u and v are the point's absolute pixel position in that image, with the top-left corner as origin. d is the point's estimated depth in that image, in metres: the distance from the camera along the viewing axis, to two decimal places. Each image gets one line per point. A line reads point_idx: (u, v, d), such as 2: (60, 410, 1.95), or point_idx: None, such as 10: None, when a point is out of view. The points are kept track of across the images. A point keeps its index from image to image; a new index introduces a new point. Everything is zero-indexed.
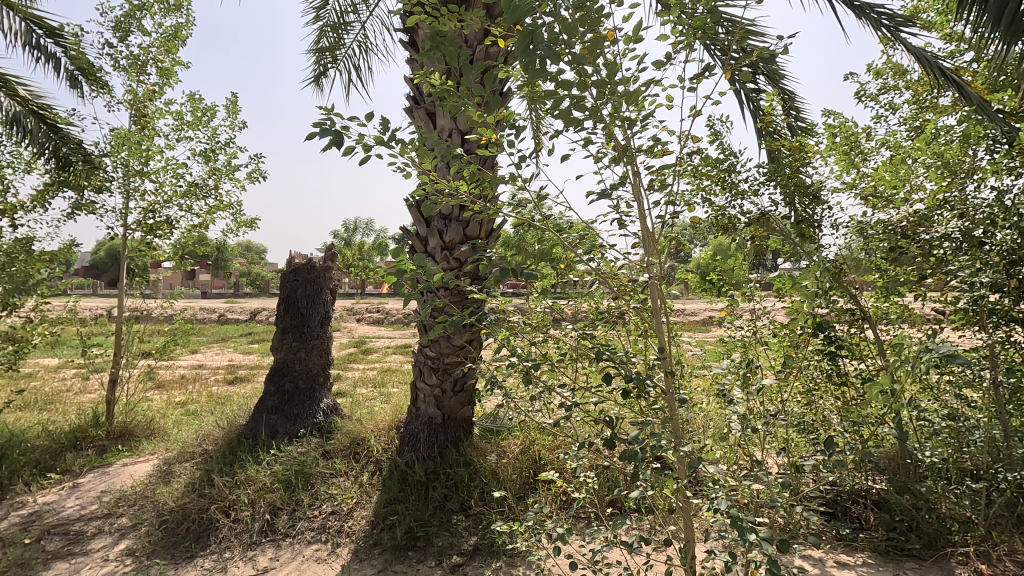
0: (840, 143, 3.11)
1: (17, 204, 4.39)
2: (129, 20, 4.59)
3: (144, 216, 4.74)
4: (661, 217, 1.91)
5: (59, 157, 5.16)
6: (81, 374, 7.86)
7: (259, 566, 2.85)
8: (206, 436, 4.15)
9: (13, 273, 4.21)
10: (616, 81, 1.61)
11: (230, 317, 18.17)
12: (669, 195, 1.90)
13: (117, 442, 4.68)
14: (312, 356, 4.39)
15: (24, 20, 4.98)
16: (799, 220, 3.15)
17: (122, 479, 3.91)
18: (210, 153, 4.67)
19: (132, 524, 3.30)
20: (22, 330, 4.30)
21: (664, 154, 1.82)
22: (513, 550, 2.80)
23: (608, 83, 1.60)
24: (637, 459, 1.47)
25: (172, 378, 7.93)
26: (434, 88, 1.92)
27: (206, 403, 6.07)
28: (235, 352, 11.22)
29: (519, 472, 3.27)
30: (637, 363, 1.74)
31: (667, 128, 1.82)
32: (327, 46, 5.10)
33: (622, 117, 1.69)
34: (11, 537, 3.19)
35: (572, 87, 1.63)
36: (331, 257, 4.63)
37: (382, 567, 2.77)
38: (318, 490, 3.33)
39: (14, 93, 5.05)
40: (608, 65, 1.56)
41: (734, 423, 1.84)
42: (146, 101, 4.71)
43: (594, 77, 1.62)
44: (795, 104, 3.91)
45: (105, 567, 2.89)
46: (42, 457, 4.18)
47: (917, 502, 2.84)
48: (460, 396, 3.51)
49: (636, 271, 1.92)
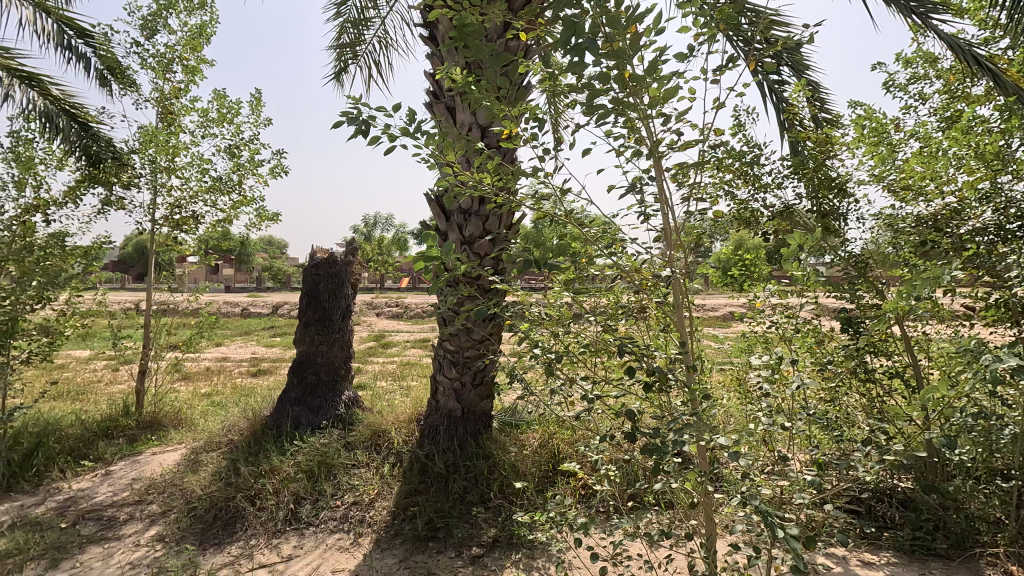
0: (868, 134, 3.03)
1: (49, 200, 4.48)
2: (155, 19, 4.66)
3: (169, 212, 4.81)
4: (686, 210, 1.88)
5: (89, 154, 5.26)
6: (111, 365, 8.11)
7: (284, 553, 2.89)
8: (232, 427, 4.23)
9: (48, 267, 4.28)
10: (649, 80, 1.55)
11: (253, 311, 18.57)
12: (693, 189, 1.86)
13: (146, 431, 4.80)
14: (335, 348, 4.44)
15: (56, 21, 5.09)
16: (822, 214, 3.08)
17: (153, 467, 4.02)
18: (233, 149, 4.71)
19: (162, 511, 3.37)
20: (55, 322, 4.40)
21: (687, 147, 1.78)
22: (533, 542, 2.80)
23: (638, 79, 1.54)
24: (660, 453, 1.43)
25: (198, 370, 8.14)
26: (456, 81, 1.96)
27: (231, 395, 6.20)
28: (259, 344, 11.48)
29: (538, 465, 3.27)
30: (660, 357, 1.71)
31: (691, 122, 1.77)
32: (347, 42, 5.11)
33: (649, 111, 1.63)
34: (48, 521, 3.28)
35: (599, 77, 1.57)
36: (353, 251, 4.65)
37: (404, 556, 2.80)
38: (341, 481, 3.37)
39: (47, 92, 5.18)
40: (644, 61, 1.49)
41: (760, 417, 1.80)
42: (173, 98, 4.78)
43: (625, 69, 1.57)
44: (821, 95, 3.83)
45: (137, 553, 2.96)
46: (76, 445, 4.31)
47: (945, 501, 2.74)
48: (479, 389, 3.51)
49: (658, 266, 1.91)
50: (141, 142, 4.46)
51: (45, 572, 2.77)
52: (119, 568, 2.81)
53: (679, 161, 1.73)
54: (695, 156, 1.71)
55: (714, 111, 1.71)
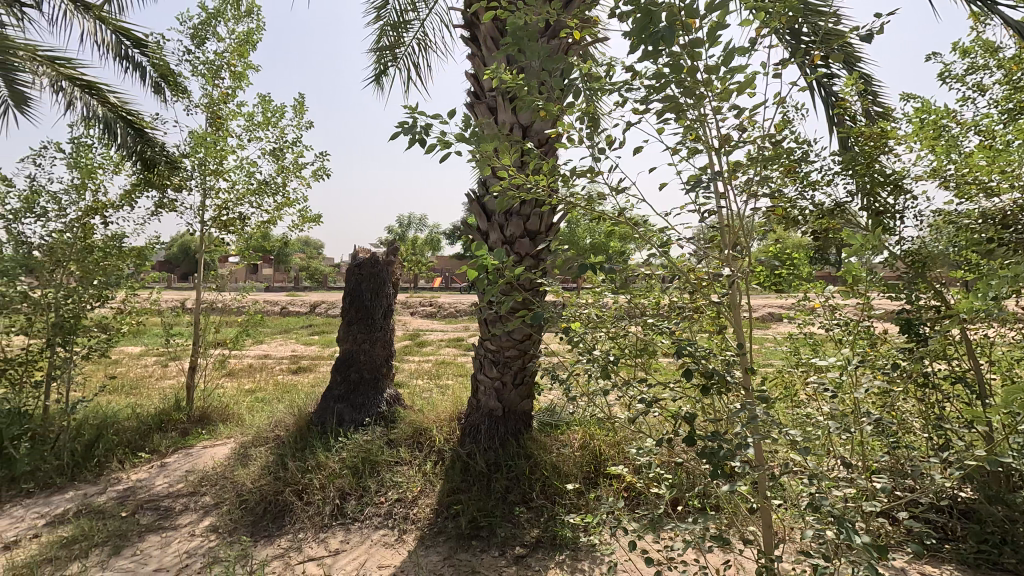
0: (926, 128, 2.90)
1: (107, 203, 4.68)
2: (206, 27, 4.83)
3: (218, 214, 4.97)
4: (745, 207, 1.81)
5: (144, 158, 5.48)
6: (160, 361, 8.44)
7: (332, 548, 2.95)
8: (278, 422, 4.34)
9: (107, 267, 4.48)
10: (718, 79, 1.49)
11: (291, 310, 19.05)
12: (751, 185, 1.78)
13: (197, 425, 4.99)
14: (376, 347, 4.51)
15: (114, 32, 5.33)
16: (876, 211, 2.96)
17: (205, 460, 4.16)
18: (278, 152, 4.84)
19: (215, 503, 3.49)
20: (113, 319, 4.58)
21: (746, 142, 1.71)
22: (577, 544, 2.79)
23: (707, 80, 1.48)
24: (720, 457, 1.40)
25: (242, 367, 8.40)
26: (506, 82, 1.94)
27: (274, 391, 6.38)
28: (298, 342, 11.78)
29: (580, 467, 3.25)
30: (717, 359, 1.67)
31: (750, 116, 1.70)
32: (387, 45, 5.18)
33: (711, 106, 1.56)
34: (110, 510, 3.44)
35: (660, 75, 1.51)
36: (394, 251, 4.72)
37: (448, 554, 2.82)
38: (385, 477, 3.42)
39: (106, 100, 5.43)
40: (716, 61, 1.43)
41: (819, 422, 1.74)
42: (221, 104, 4.94)
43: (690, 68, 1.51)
44: (873, 88, 3.69)
45: (192, 543, 3.06)
46: (133, 438, 4.50)
47: (1012, 513, 2.60)
48: (520, 389, 3.52)
49: (714, 266, 1.85)
50: (192, 146, 4.63)
51: (108, 558, 2.89)
52: (176, 557, 2.92)
53: (740, 157, 1.66)
54: (758, 151, 1.63)
55: (776, 104, 1.64)
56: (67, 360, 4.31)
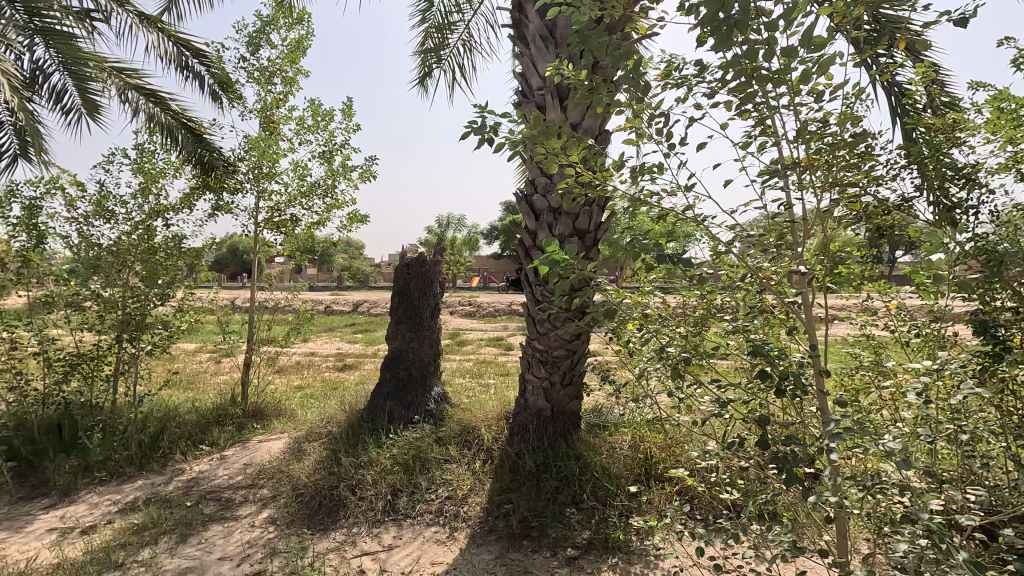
0: (1004, 118, 2.73)
1: (169, 206, 4.89)
2: (259, 35, 4.99)
3: (271, 215, 5.13)
4: (820, 204, 1.72)
5: (203, 163, 5.72)
6: (215, 357, 8.79)
7: (385, 543, 3.00)
8: (330, 419, 4.45)
9: (169, 268, 4.69)
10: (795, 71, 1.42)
11: (335, 309, 19.52)
12: (827, 181, 1.69)
13: (252, 420, 5.17)
14: (424, 346, 4.57)
15: (175, 43, 5.57)
16: (948, 207, 2.81)
17: (262, 453, 4.31)
18: (328, 155, 4.95)
19: (272, 496, 3.60)
20: (173, 318, 4.75)
21: (823, 136, 1.62)
22: (631, 547, 2.74)
23: (783, 72, 1.41)
24: (796, 463, 1.35)
25: (291, 364, 8.65)
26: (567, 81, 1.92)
27: (322, 388, 6.55)
28: (342, 340, 12.05)
29: (630, 469, 3.20)
30: (788, 362, 1.62)
31: (829, 109, 1.61)
32: (432, 47, 5.24)
33: (786, 100, 1.49)
34: (176, 499, 3.60)
35: (732, 68, 1.44)
36: (441, 251, 4.77)
37: (500, 553, 2.83)
38: (435, 475, 3.46)
39: (168, 108, 5.69)
40: (794, 52, 1.36)
41: (898, 429, 1.65)
42: (274, 109, 5.09)
43: (765, 58, 1.44)
44: (942, 78, 3.50)
45: (253, 533, 3.17)
46: (194, 431, 4.70)
47: None
48: (568, 389, 3.50)
49: (785, 265, 1.77)
50: (248, 151, 4.79)
51: (176, 546, 3.03)
52: (238, 547, 3.03)
53: (817, 152, 1.57)
54: (837, 145, 1.54)
55: (858, 94, 1.54)
56: (134, 355, 4.54)
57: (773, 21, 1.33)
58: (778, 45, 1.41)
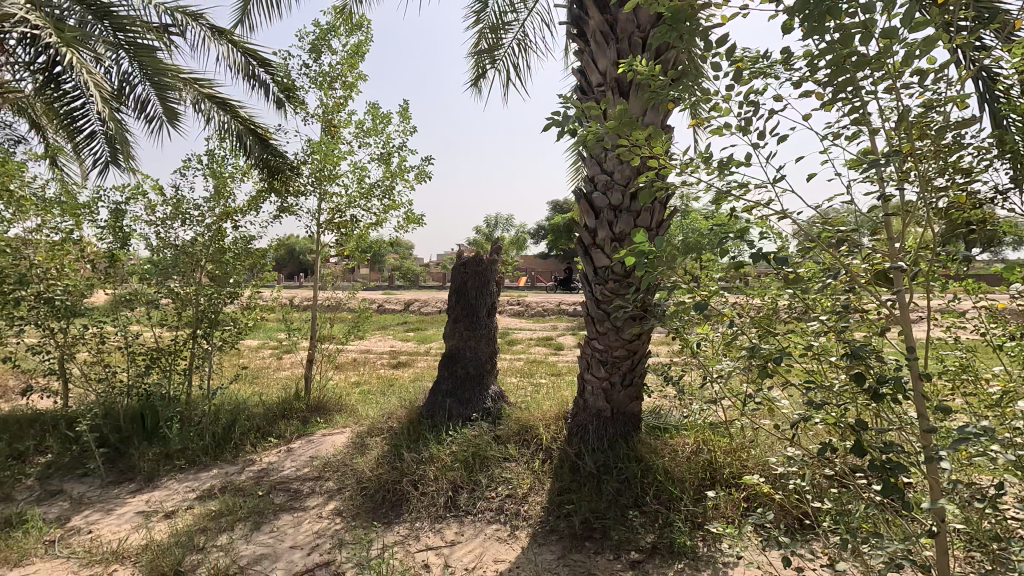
0: None
1: (237, 209, 5.13)
2: (320, 42, 5.16)
3: (332, 217, 5.29)
4: (917, 196, 1.62)
5: (269, 167, 5.97)
6: (277, 353, 9.17)
7: (448, 538, 3.04)
8: (390, 414, 4.55)
9: (239, 267, 4.91)
10: (895, 54, 1.34)
11: (387, 308, 20.00)
12: (927, 172, 1.59)
13: (315, 414, 5.36)
14: (481, 344, 4.60)
15: (243, 53, 5.84)
16: None
17: (326, 447, 4.46)
18: (385, 157, 5.07)
19: (338, 488, 3.72)
20: (242, 315, 4.99)
21: (923, 123, 1.52)
22: (697, 553, 2.67)
23: (882, 55, 1.33)
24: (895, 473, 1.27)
25: (348, 361, 8.92)
26: (639, 77, 1.89)
27: (380, 385, 6.72)
28: (395, 339, 12.33)
29: (694, 473, 3.11)
30: (880, 365, 1.52)
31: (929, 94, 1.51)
32: (486, 47, 5.27)
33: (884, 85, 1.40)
34: (249, 488, 3.77)
35: (825, 54, 1.38)
36: (497, 250, 4.79)
37: (562, 553, 2.81)
38: (495, 473, 3.48)
39: (237, 115, 5.97)
40: (895, 33, 1.28)
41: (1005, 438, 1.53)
42: (335, 113, 5.25)
43: (861, 43, 1.37)
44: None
45: (321, 524, 3.28)
46: (263, 423, 4.91)
47: None
48: (629, 390, 3.45)
49: (877, 262, 1.68)
50: (311, 154, 4.97)
51: (250, 533, 3.17)
52: (307, 536, 3.14)
53: (917, 140, 1.48)
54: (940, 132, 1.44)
55: (965, 77, 1.44)
56: (208, 350, 4.79)
57: (871, 2, 1.27)
58: (877, 27, 1.33)
